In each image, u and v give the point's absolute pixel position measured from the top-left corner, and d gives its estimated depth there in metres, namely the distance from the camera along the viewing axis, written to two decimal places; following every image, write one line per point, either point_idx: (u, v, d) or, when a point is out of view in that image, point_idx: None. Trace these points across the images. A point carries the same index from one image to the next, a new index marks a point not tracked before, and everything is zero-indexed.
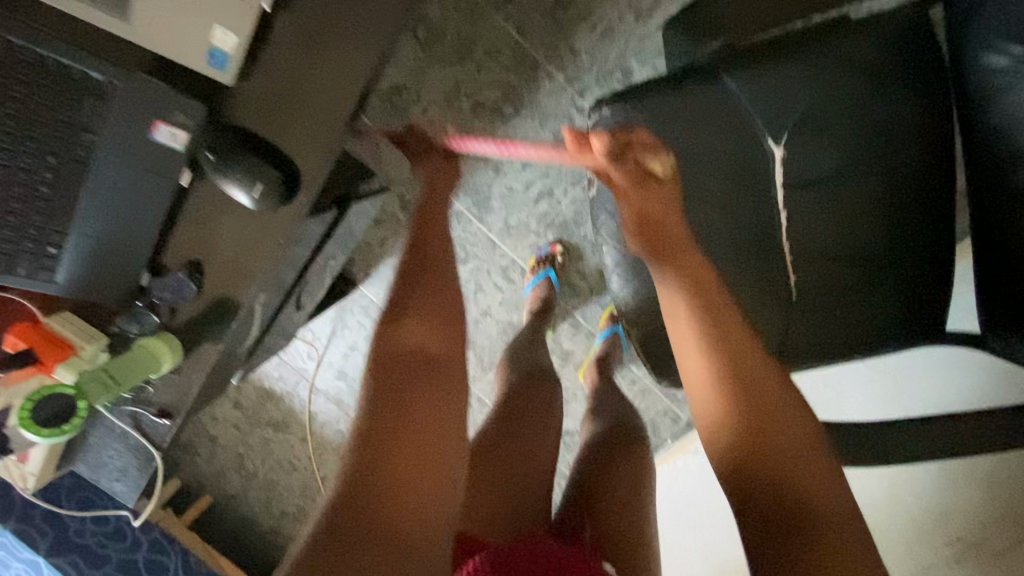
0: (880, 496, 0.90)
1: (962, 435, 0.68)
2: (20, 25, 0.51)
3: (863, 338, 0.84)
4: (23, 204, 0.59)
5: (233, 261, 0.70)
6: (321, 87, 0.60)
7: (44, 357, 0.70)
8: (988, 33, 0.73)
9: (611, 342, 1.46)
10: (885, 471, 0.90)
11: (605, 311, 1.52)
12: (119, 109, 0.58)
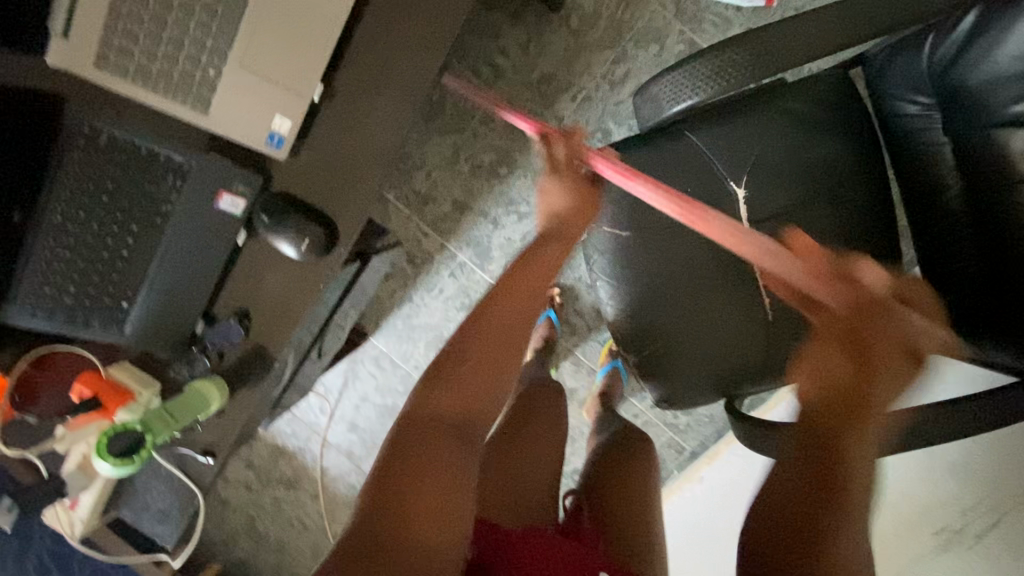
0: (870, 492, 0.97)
1: None
2: (121, 120, 0.64)
3: None
4: (106, 265, 0.71)
5: (277, 308, 0.80)
6: (355, 158, 0.73)
7: (106, 402, 0.79)
8: (900, 86, 0.85)
9: (612, 376, 1.55)
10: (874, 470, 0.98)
11: (604, 347, 1.61)
12: (192, 185, 0.69)
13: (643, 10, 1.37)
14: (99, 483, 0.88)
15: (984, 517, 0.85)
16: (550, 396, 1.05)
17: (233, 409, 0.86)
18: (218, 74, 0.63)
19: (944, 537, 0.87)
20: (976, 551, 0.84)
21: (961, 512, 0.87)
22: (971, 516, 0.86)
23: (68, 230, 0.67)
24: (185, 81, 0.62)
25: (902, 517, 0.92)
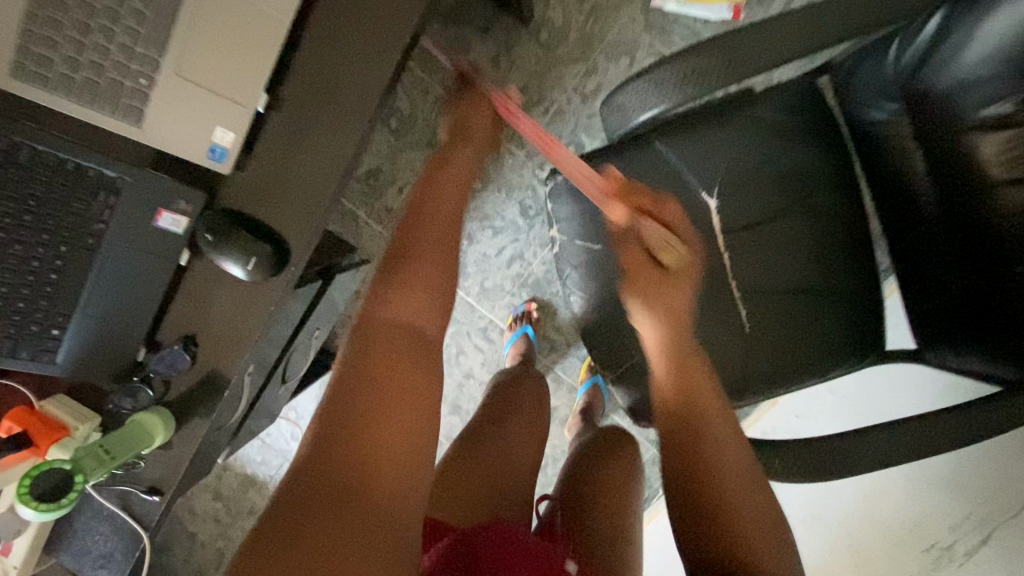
0: (859, 513, 0.99)
1: (906, 440, 0.75)
2: (43, 133, 0.59)
3: (813, 360, 0.94)
4: (32, 290, 0.65)
5: (224, 334, 0.75)
6: (304, 173, 0.68)
7: (38, 440, 0.73)
8: (865, 92, 0.83)
9: (591, 394, 1.52)
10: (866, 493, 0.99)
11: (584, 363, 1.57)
12: (127, 202, 0.65)
13: (612, 22, 1.36)
14: (33, 528, 0.81)
15: (972, 531, 0.90)
16: (526, 395, 1.01)
17: (180, 442, 0.80)
18: (150, 83, 0.59)
19: (935, 556, 0.92)
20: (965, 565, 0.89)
21: (952, 529, 0.91)
22: (960, 533, 0.90)
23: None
24: (114, 92, 0.58)
25: (894, 537, 0.95)
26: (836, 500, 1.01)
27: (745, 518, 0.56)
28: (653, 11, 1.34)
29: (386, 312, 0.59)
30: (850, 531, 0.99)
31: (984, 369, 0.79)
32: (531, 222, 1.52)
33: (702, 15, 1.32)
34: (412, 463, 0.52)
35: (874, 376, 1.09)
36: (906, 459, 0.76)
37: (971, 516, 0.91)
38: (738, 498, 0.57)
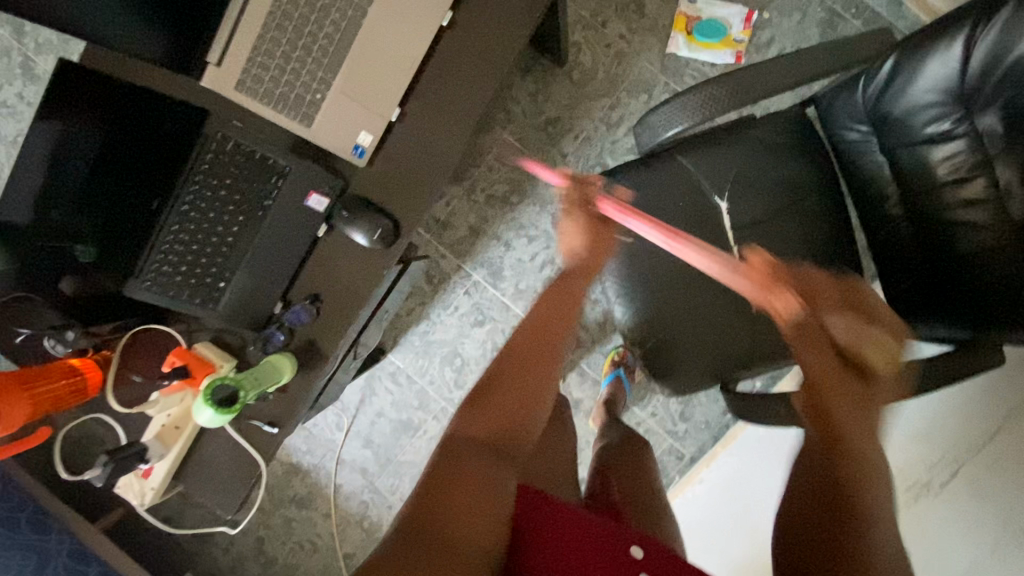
0: (865, 467, 1.15)
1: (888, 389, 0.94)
2: (241, 133, 0.85)
3: None
4: (213, 248, 0.89)
5: (345, 293, 0.95)
6: (420, 168, 0.90)
7: (195, 372, 0.92)
8: (845, 119, 1.06)
9: (615, 384, 1.66)
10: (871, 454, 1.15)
11: (607, 358, 1.76)
12: (289, 184, 0.87)
13: (634, 64, 1.62)
14: (174, 453, 0.98)
15: (945, 469, 0.99)
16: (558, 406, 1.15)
17: (299, 384, 0.98)
18: (323, 97, 0.84)
19: (915, 490, 1.01)
20: (938, 498, 0.97)
21: (929, 468, 1.01)
22: (936, 470, 1.00)
23: (189, 219, 0.87)
24: (298, 103, 0.84)
25: (885, 481, 1.08)
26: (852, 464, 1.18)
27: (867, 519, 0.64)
28: (669, 56, 1.60)
29: (476, 416, 0.75)
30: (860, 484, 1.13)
31: (944, 332, 0.98)
32: None
33: (710, 60, 1.58)
34: (485, 504, 0.66)
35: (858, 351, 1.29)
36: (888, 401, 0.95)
37: (943, 458, 1.01)
38: (868, 478, 0.66)
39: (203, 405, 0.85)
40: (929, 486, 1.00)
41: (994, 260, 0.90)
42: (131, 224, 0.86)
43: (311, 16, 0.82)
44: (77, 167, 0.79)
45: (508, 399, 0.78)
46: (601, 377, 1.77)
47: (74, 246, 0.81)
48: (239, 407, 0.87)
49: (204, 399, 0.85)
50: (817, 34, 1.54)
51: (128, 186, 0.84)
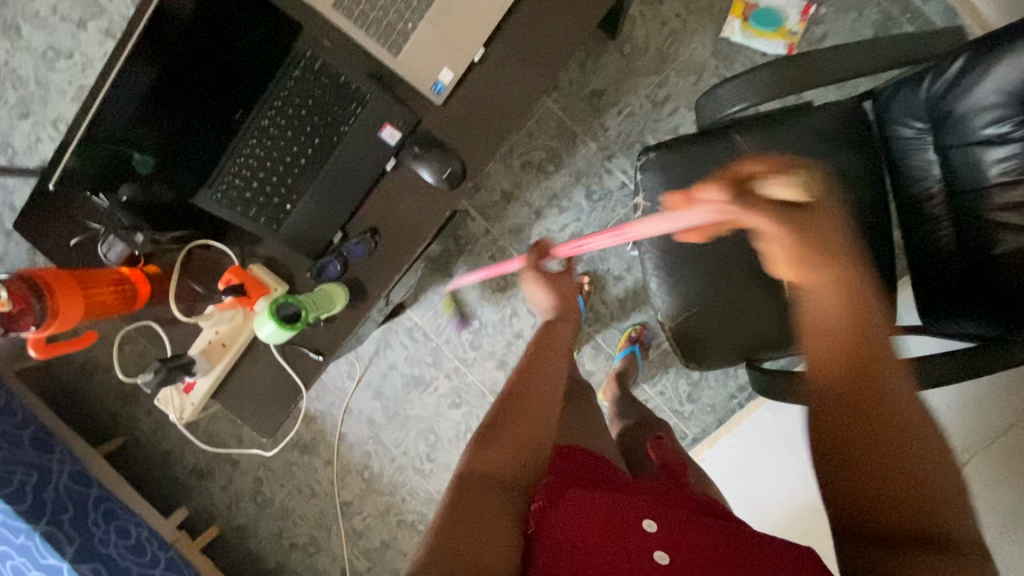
0: None
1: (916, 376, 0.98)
2: (327, 54, 0.86)
3: None
4: (285, 169, 0.91)
5: (404, 230, 0.96)
6: (494, 112, 0.91)
7: (250, 291, 0.94)
8: (904, 114, 1.09)
9: (629, 359, 1.70)
10: None
11: (624, 334, 1.79)
12: (368, 113, 0.88)
13: (686, 46, 1.63)
14: (219, 370, 0.99)
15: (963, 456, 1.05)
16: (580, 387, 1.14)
17: (349, 315, 0.98)
18: (414, 27, 0.84)
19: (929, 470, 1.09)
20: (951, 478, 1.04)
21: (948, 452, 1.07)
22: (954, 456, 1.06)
23: (265, 139, 0.89)
24: (389, 30, 0.85)
25: None
26: None
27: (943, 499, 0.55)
28: (722, 40, 1.61)
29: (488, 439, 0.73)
30: None
31: (974, 330, 1.02)
32: (594, 206, 1.74)
33: (762, 48, 1.59)
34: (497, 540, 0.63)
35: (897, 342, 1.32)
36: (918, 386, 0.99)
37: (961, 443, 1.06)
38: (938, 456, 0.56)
39: (266, 318, 0.90)
40: None
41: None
42: (199, 137, 0.85)
43: None
44: (137, 81, 0.74)
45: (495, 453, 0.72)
46: (616, 352, 1.80)
47: (132, 153, 0.80)
48: (300, 325, 0.92)
49: (269, 312, 0.90)
50: (871, 34, 1.55)
51: (199, 100, 0.82)
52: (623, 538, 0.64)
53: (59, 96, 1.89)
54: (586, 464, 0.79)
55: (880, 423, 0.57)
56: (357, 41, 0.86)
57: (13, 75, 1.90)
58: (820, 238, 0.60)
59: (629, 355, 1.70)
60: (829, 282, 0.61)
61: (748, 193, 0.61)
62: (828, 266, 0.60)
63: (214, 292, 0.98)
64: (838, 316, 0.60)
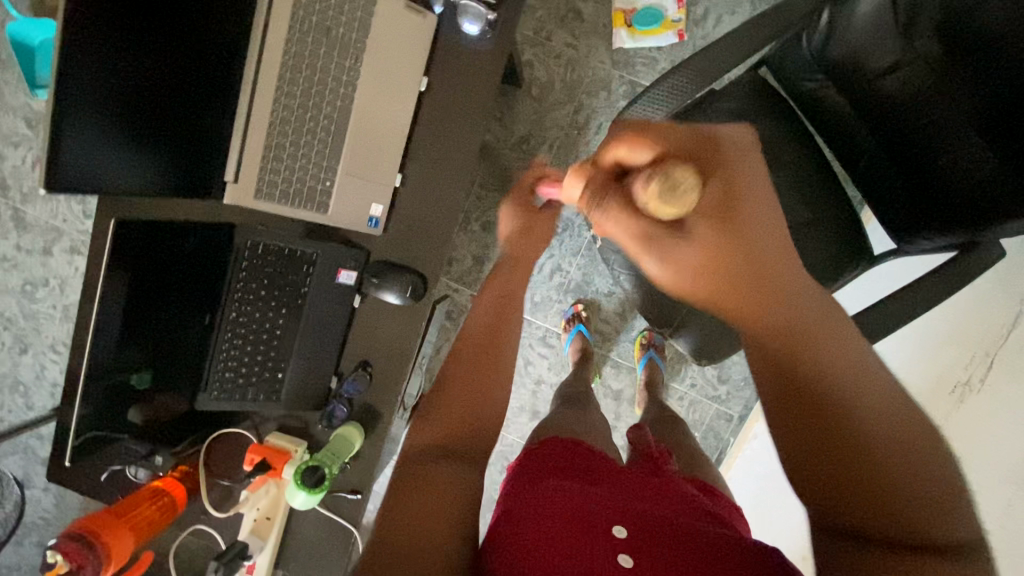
0: (919, 351, 1.18)
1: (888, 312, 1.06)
2: (267, 235, 0.93)
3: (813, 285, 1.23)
4: (266, 344, 0.96)
5: (392, 352, 1.00)
6: (431, 221, 0.96)
7: (274, 462, 0.97)
8: (800, 70, 1.12)
9: (650, 367, 1.71)
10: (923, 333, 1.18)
11: (636, 344, 1.81)
12: (320, 267, 0.95)
13: (586, 68, 1.70)
14: (273, 542, 1.02)
15: (999, 354, 1.01)
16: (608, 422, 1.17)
17: (370, 447, 1.02)
18: (332, 183, 0.89)
19: (971, 369, 1.04)
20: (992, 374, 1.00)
21: (984, 350, 1.04)
22: (989, 356, 1.02)
23: (237, 328, 0.95)
24: (312, 194, 0.89)
25: (937, 365, 1.12)
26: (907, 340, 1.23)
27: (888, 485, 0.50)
28: (617, 51, 1.68)
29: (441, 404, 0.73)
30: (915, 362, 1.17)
31: (943, 241, 1.05)
32: (561, 238, 1.79)
33: (655, 44, 1.66)
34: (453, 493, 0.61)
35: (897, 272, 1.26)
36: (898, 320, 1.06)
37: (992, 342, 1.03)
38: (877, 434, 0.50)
39: (296, 488, 0.93)
40: (986, 365, 1.02)
41: (973, 162, 0.94)
42: (181, 345, 0.93)
43: (304, 115, 0.85)
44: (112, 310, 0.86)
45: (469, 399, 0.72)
46: (635, 364, 1.82)
47: (128, 376, 0.89)
48: (328, 482, 0.94)
49: (297, 483, 0.93)
50: None
51: (170, 312, 0.91)
52: (591, 534, 0.64)
53: (49, 321, 1.99)
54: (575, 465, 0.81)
55: (820, 405, 0.51)
56: (288, 215, 0.90)
57: (3, 318, 2.00)
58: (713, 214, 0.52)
59: (649, 362, 1.72)
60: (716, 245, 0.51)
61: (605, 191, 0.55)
62: (723, 242, 0.53)
63: (242, 474, 1.02)
64: (719, 288, 0.52)
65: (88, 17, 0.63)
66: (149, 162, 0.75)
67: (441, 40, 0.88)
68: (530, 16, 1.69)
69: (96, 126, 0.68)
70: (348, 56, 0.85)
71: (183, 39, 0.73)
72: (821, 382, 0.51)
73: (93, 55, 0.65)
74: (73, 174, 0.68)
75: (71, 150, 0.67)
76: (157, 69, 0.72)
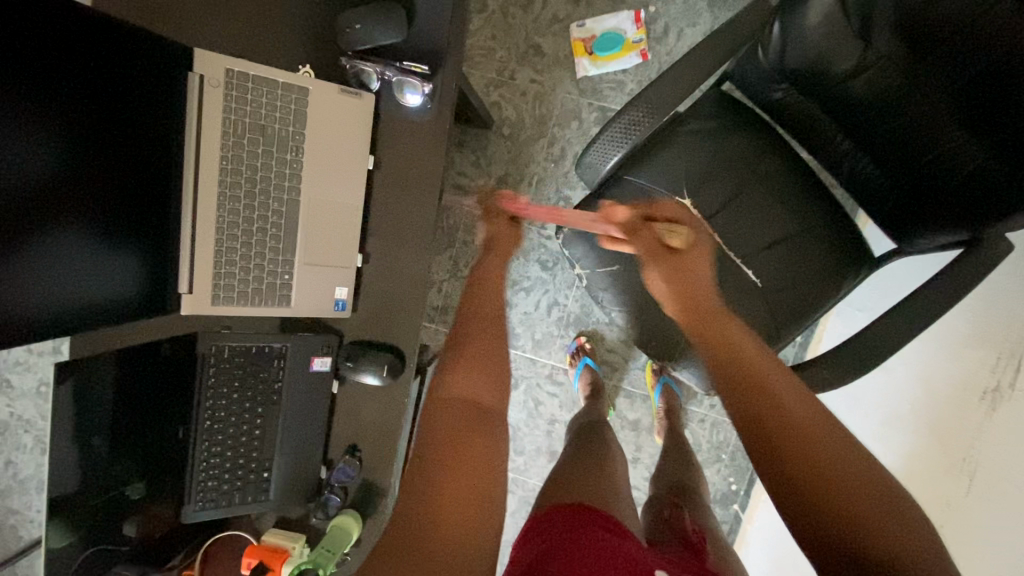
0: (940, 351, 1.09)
1: (897, 322, 0.99)
2: (235, 336, 0.91)
3: (816, 297, 1.17)
4: (247, 444, 0.94)
5: (379, 432, 0.97)
6: (400, 295, 0.93)
7: (272, 564, 0.94)
8: (761, 82, 1.07)
9: (666, 394, 1.62)
10: (943, 332, 1.10)
11: (646, 370, 1.74)
12: (291, 359, 0.93)
13: (553, 101, 1.68)
14: None
15: None
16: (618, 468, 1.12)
17: (371, 533, 0.99)
18: (291, 275, 0.88)
19: (999, 368, 0.96)
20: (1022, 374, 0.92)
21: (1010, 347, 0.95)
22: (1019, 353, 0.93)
23: (215, 433, 0.93)
24: (272, 290, 0.87)
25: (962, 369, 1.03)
26: (923, 341, 1.15)
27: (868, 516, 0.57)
28: (581, 80, 1.66)
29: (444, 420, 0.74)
30: (933, 364, 1.09)
31: (948, 237, 0.98)
32: (553, 272, 1.75)
33: (619, 68, 1.63)
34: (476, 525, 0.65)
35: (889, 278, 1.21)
36: (908, 329, 0.99)
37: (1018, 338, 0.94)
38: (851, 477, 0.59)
39: None
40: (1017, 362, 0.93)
41: (960, 152, 0.88)
42: (163, 459, 0.92)
43: (251, 215, 0.83)
44: None
45: (473, 410, 0.77)
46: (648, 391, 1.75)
47: (124, 487, 0.90)
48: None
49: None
50: (705, 6, 1.59)
51: (152, 425, 0.90)
52: None
53: None
54: (588, 519, 0.75)
55: (782, 429, 0.62)
56: (251, 313, 0.89)
57: (21, 421, 2.04)
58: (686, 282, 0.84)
59: (664, 388, 1.63)
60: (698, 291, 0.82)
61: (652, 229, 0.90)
62: (692, 291, 0.82)
63: None
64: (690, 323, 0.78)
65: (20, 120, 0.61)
66: (86, 262, 0.71)
67: (382, 117, 0.87)
68: (490, 59, 1.69)
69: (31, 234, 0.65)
70: (288, 150, 0.84)
71: (117, 131, 0.71)
72: (789, 423, 0.63)
73: (22, 165, 0.63)
74: (14, 289, 0.64)
75: (8, 264, 0.63)
76: (88, 168, 0.69)
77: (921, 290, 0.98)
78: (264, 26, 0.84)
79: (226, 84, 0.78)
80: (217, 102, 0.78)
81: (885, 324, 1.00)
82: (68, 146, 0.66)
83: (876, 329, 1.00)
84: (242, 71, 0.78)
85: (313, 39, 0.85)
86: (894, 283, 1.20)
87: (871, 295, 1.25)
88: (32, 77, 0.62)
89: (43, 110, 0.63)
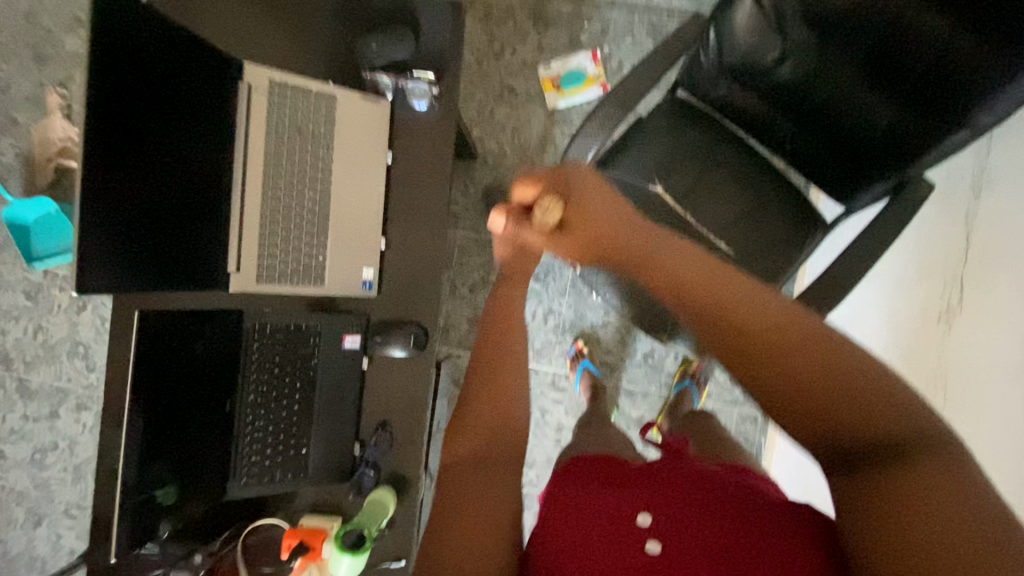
0: (896, 292, 1.24)
1: (853, 265, 1.14)
2: (276, 319, 1.01)
3: (783, 258, 1.32)
4: (286, 421, 1.00)
5: (406, 404, 1.03)
6: (420, 272, 1.03)
7: (312, 542, 0.97)
8: (705, 80, 1.27)
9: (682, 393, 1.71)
10: (897, 275, 1.25)
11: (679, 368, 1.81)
12: (324, 338, 1.01)
13: (530, 130, 1.89)
14: None
15: (974, 269, 1.05)
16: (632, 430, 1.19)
17: (405, 508, 1.02)
18: (325, 258, 0.99)
19: (949, 290, 1.09)
20: (970, 288, 1.05)
21: (954, 268, 1.10)
22: (963, 271, 1.08)
23: (258, 413, 1.00)
24: (307, 270, 0.98)
25: (917, 301, 1.17)
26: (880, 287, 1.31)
27: (880, 422, 0.58)
28: (552, 111, 1.89)
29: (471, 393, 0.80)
30: (892, 304, 1.24)
31: (879, 187, 1.17)
32: (546, 283, 1.87)
33: (584, 98, 1.87)
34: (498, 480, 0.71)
35: (838, 237, 1.41)
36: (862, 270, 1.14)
37: (961, 259, 1.09)
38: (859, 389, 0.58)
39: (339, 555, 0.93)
40: (962, 279, 1.07)
41: (875, 114, 1.08)
42: (205, 445, 0.96)
43: (290, 205, 0.96)
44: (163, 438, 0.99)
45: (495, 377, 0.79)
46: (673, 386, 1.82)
47: (155, 493, 0.90)
48: (369, 544, 0.95)
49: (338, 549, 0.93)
50: (651, 42, 1.86)
51: (194, 409, 0.95)
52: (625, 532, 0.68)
53: (60, 485, 1.95)
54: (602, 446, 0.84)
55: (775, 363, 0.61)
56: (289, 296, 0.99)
57: (14, 493, 1.96)
58: (599, 224, 0.76)
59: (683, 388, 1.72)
60: (618, 231, 0.75)
61: (520, 223, 0.78)
62: (616, 232, 0.75)
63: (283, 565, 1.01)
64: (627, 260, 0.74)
65: (107, 129, 0.73)
66: (156, 256, 0.81)
67: (397, 118, 1.01)
68: (471, 100, 1.91)
69: (102, 227, 0.74)
70: (319, 147, 0.98)
71: (186, 141, 0.83)
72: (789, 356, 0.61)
73: (98, 165, 0.73)
74: (98, 275, 0.75)
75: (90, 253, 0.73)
76: (160, 170, 0.80)
77: (869, 234, 1.14)
78: (296, 53, 1.01)
79: (270, 92, 0.93)
80: (262, 107, 0.92)
81: (845, 267, 1.14)
82: (144, 153, 0.78)
83: (838, 273, 1.14)
84: (281, 81, 0.93)
85: (336, 59, 1.01)
86: (843, 241, 1.39)
87: (827, 254, 1.43)
88: (119, 93, 0.74)
89: (126, 121, 0.75)
